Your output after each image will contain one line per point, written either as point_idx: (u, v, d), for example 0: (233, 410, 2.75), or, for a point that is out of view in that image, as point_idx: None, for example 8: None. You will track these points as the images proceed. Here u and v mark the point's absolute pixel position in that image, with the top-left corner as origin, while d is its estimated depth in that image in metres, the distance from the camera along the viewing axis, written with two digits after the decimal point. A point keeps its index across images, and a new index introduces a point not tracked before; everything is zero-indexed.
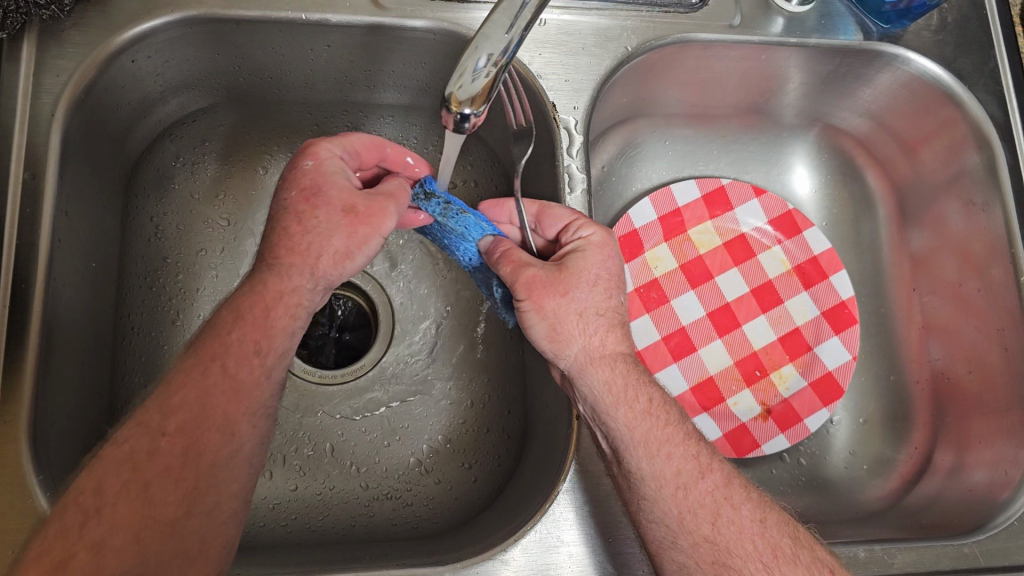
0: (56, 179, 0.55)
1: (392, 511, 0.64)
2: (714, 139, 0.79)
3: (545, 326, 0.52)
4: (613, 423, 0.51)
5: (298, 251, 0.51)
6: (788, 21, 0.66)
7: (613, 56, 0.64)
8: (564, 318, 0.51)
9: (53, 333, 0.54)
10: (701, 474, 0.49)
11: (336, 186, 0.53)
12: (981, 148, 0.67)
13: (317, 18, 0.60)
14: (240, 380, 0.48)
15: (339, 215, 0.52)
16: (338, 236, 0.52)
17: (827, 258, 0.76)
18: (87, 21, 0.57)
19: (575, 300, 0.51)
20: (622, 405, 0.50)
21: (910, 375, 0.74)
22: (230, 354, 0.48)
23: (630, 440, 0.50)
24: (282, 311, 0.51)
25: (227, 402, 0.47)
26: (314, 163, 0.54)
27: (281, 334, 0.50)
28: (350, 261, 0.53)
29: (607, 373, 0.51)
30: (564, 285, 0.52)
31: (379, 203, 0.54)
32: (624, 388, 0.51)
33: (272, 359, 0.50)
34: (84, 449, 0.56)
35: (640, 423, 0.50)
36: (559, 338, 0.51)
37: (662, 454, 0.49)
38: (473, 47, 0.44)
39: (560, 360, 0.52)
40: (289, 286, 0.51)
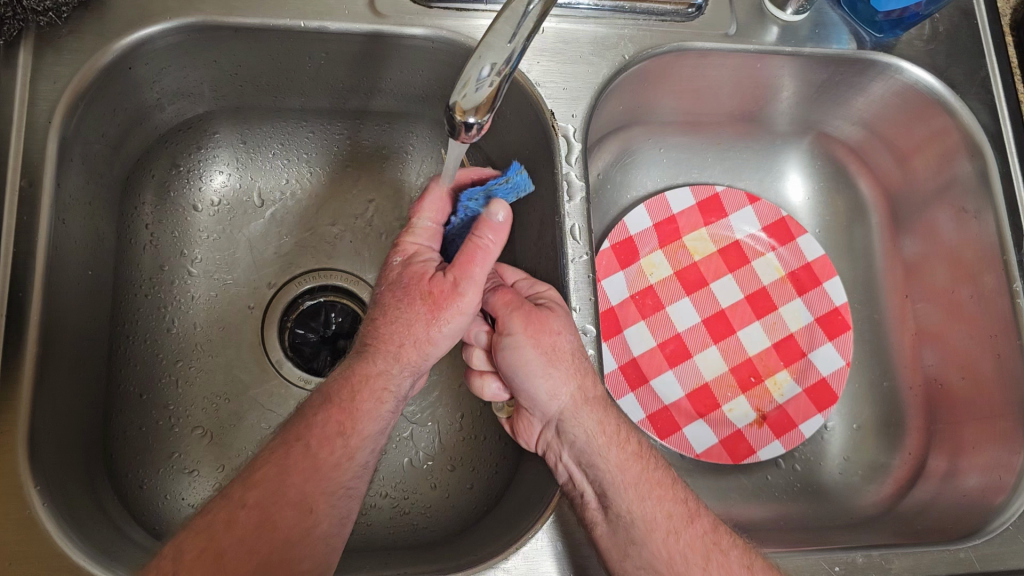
0: (53, 186, 0.54)
1: (391, 519, 0.64)
2: (708, 147, 0.79)
3: (541, 358, 0.53)
4: (604, 465, 0.52)
5: (382, 340, 0.51)
6: (783, 30, 0.67)
7: (610, 65, 0.64)
8: (561, 352, 0.53)
9: (51, 342, 0.53)
10: (689, 519, 0.51)
11: (417, 278, 0.52)
12: (973, 157, 0.67)
13: (316, 26, 0.60)
14: (320, 460, 0.48)
15: (419, 304, 0.51)
16: (416, 327, 0.51)
17: (820, 264, 0.77)
18: (84, 28, 0.57)
19: (568, 340, 0.54)
20: (615, 445, 0.53)
21: (904, 381, 0.74)
22: (315, 435, 0.49)
23: (621, 482, 0.51)
24: (366, 395, 0.51)
25: (305, 480, 0.48)
26: (403, 261, 0.54)
27: (366, 419, 0.50)
28: (432, 345, 0.51)
29: (597, 416, 0.53)
30: (557, 323, 0.54)
31: (451, 282, 0.51)
32: (614, 430, 0.53)
33: (355, 441, 0.50)
34: (81, 459, 0.55)
35: (630, 464, 0.52)
36: (554, 375, 0.53)
37: (653, 497, 0.51)
38: (476, 56, 0.44)
39: (551, 398, 0.53)
40: (375, 370, 0.51)
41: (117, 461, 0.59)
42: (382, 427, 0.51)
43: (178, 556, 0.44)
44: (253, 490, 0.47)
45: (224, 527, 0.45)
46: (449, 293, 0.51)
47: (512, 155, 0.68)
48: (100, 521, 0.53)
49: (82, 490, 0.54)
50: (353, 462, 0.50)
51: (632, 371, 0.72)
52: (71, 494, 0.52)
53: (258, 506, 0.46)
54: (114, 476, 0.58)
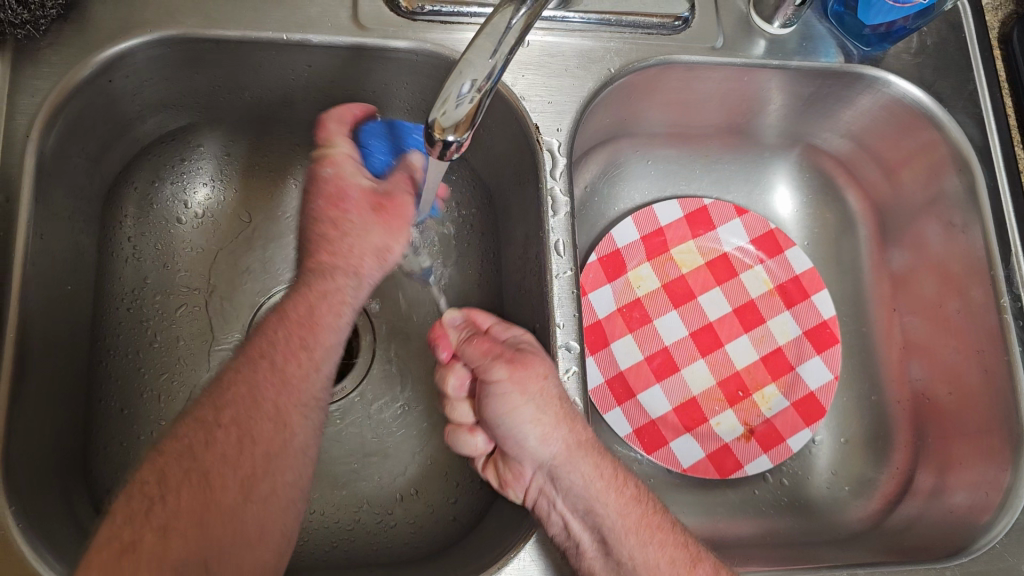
0: (30, 201, 0.54)
1: (374, 532, 0.63)
2: (696, 159, 0.79)
3: (532, 406, 0.52)
4: (602, 510, 0.52)
5: (339, 254, 0.56)
6: (770, 43, 0.67)
7: (596, 78, 0.64)
8: (550, 398, 0.52)
9: (26, 359, 0.52)
10: (691, 563, 0.51)
11: (353, 187, 0.58)
12: (961, 172, 0.67)
13: (298, 39, 0.59)
14: (288, 373, 0.51)
15: (370, 214, 0.58)
16: (374, 232, 0.57)
17: (808, 277, 0.76)
18: (63, 40, 0.57)
19: (556, 385, 0.53)
20: (612, 489, 0.52)
21: (892, 395, 0.74)
22: (280, 351, 0.51)
23: (620, 527, 0.51)
24: (326, 309, 0.54)
25: (278, 393, 0.50)
26: (334, 172, 0.58)
27: (326, 332, 0.53)
28: (388, 252, 0.58)
29: (591, 461, 0.53)
30: (542, 367, 0.53)
31: (399, 197, 0.59)
32: (609, 472, 0.53)
33: (319, 353, 0.53)
34: (57, 474, 0.55)
35: (629, 508, 0.52)
36: (546, 419, 0.52)
37: (654, 540, 0.51)
38: (457, 72, 0.44)
39: (544, 445, 0.52)
40: (333, 286, 0.55)
41: (97, 475, 0.59)
42: (341, 338, 0.54)
43: (162, 480, 0.45)
44: (224, 409, 0.48)
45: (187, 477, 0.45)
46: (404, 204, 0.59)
47: (498, 168, 0.68)
48: (76, 538, 0.52)
49: (57, 506, 0.53)
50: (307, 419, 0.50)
51: (619, 385, 0.72)
52: (46, 511, 0.51)
53: (234, 424, 0.48)
54: (93, 490, 0.57)
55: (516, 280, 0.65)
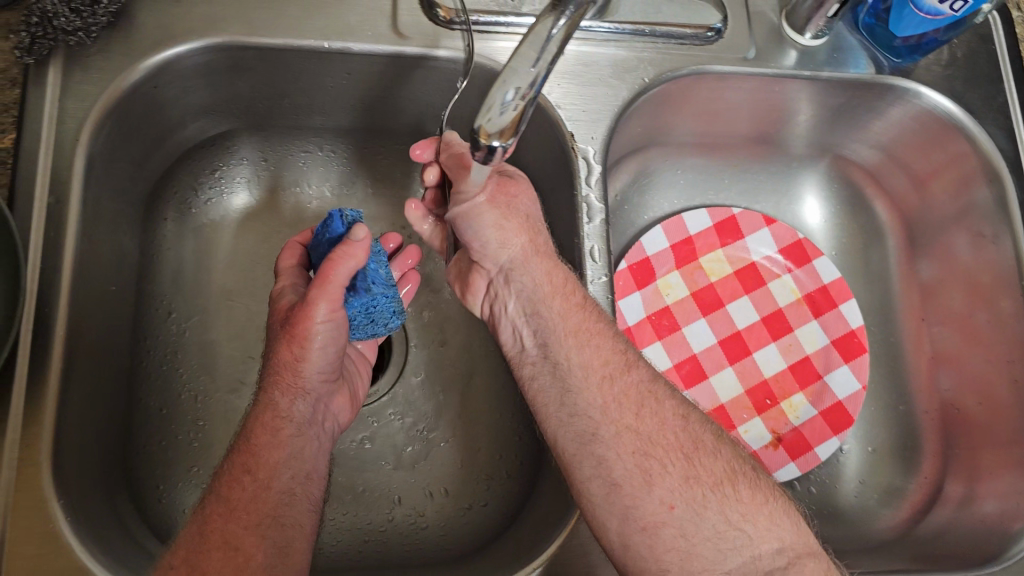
0: (80, 203, 0.55)
1: (405, 534, 0.64)
2: (725, 168, 0.79)
3: (495, 213, 0.59)
4: (547, 313, 0.57)
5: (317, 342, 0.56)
6: (801, 54, 0.67)
7: (630, 87, 0.65)
8: (515, 208, 0.59)
9: (74, 358, 0.54)
10: (627, 369, 0.55)
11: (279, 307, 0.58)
12: (991, 183, 0.68)
13: (339, 47, 0.61)
14: (233, 500, 0.49)
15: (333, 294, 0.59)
16: (283, 353, 0.56)
17: (836, 287, 0.77)
18: (113, 46, 0.58)
19: (525, 205, 0.60)
20: (559, 295, 0.57)
21: (921, 405, 0.74)
22: (222, 484, 0.50)
23: (561, 326, 0.56)
24: (263, 430, 0.53)
25: (226, 520, 0.48)
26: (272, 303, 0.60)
27: (271, 451, 0.52)
28: (302, 363, 0.56)
29: (544, 266, 0.58)
30: (516, 189, 0.60)
31: (304, 308, 0.55)
32: (572, 308, 0.57)
33: (264, 473, 0.51)
34: (101, 472, 0.56)
35: (573, 314, 0.56)
36: (506, 229, 0.59)
37: (591, 344, 0.56)
38: (501, 80, 0.45)
39: (504, 247, 0.59)
40: (271, 404, 0.54)
41: (138, 474, 0.60)
42: (291, 452, 0.53)
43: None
44: (178, 550, 0.47)
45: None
46: (336, 290, 0.55)
47: (531, 176, 0.69)
48: (119, 534, 0.53)
49: (101, 501, 0.54)
50: (273, 488, 0.51)
51: None
52: (91, 506, 0.53)
53: (183, 562, 0.47)
54: (133, 488, 0.58)
55: None
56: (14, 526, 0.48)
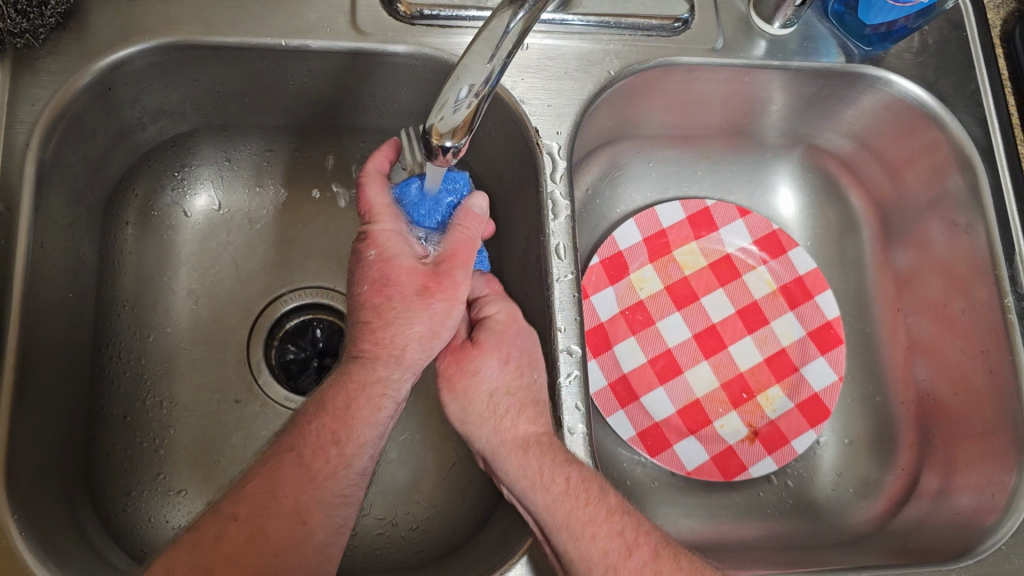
0: (31, 210, 0.54)
1: (373, 546, 0.63)
2: (698, 160, 0.78)
3: (456, 405, 0.55)
4: (534, 506, 0.51)
5: (382, 344, 0.52)
6: (770, 44, 0.66)
7: (596, 80, 0.64)
8: (473, 399, 0.55)
9: (27, 369, 0.52)
10: (627, 552, 0.49)
11: (404, 271, 0.53)
12: (964, 171, 0.67)
13: (297, 45, 0.59)
14: (315, 470, 0.49)
15: (414, 300, 0.52)
16: (418, 316, 0.52)
17: (812, 278, 0.76)
18: (63, 49, 0.57)
19: (485, 381, 0.55)
20: (539, 488, 0.50)
21: (896, 396, 0.73)
22: (309, 444, 0.50)
23: (552, 524, 0.50)
24: (364, 401, 0.51)
25: (299, 491, 0.48)
26: (380, 255, 0.54)
27: (362, 426, 0.51)
28: (437, 337, 0.53)
29: (517, 458, 0.52)
30: (475, 362, 0.55)
31: (449, 275, 0.53)
32: (540, 471, 0.51)
33: (351, 449, 0.50)
34: (61, 483, 0.55)
35: (561, 505, 0.50)
36: (470, 419, 0.55)
37: (586, 535, 0.49)
38: (455, 78, 0.44)
39: (474, 442, 0.55)
40: (375, 377, 0.51)
41: (101, 483, 0.59)
42: (381, 430, 0.52)
43: (168, 568, 0.44)
44: (242, 503, 0.47)
45: (213, 544, 0.45)
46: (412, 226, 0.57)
47: (498, 172, 0.68)
48: (80, 547, 0.52)
49: (62, 515, 0.53)
50: (351, 469, 0.50)
51: (622, 388, 0.72)
52: (48, 521, 0.51)
53: (248, 519, 0.46)
54: (95, 496, 0.58)
55: (518, 284, 0.65)
56: None
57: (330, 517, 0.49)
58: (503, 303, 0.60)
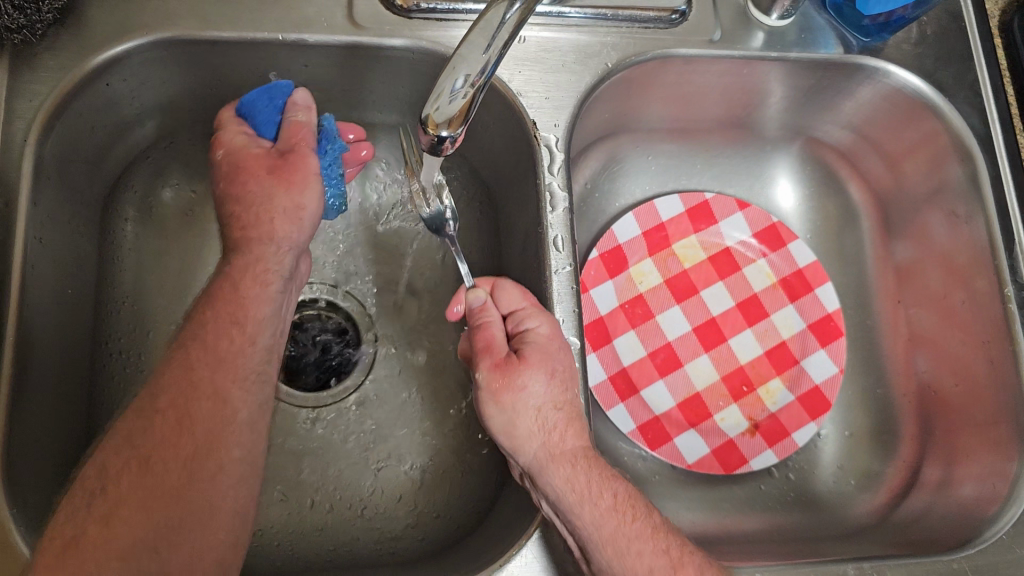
0: (30, 206, 0.54)
1: (373, 542, 0.62)
2: (697, 154, 0.78)
3: (502, 422, 0.52)
4: (579, 522, 0.49)
5: (252, 225, 0.54)
6: (769, 35, 0.66)
7: (593, 73, 0.64)
8: (521, 413, 0.52)
9: (26, 362, 0.53)
10: (673, 570, 0.47)
11: (251, 156, 0.56)
12: (963, 161, 0.66)
13: (293, 39, 0.59)
14: (222, 351, 0.49)
15: (264, 176, 0.55)
16: (276, 192, 0.55)
17: (812, 271, 0.76)
18: (60, 44, 0.57)
19: (533, 395, 0.52)
20: (586, 502, 0.49)
21: (897, 389, 0.73)
22: (207, 331, 0.50)
23: (597, 538, 0.49)
24: (250, 280, 0.53)
25: (214, 370, 0.48)
26: (228, 153, 0.57)
27: (256, 305, 0.52)
28: (301, 210, 0.56)
29: (564, 471, 0.50)
30: (523, 375, 0.52)
31: (297, 155, 0.56)
32: (586, 482, 0.50)
33: (251, 328, 0.51)
34: (60, 479, 0.55)
35: (607, 518, 0.49)
36: (516, 433, 0.52)
37: (632, 551, 0.48)
38: (451, 67, 0.44)
39: (518, 456, 0.52)
40: (255, 257, 0.54)
41: None
42: (274, 308, 0.53)
43: (98, 479, 0.44)
44: (163, 394, 0.47)
45: (141, 437, 0.45)
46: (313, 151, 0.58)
47: (496, 165, 0.68)
48: None
49: (59, 509, 0.53)
50: (256, 345, 0.51)
51: (623, 381, 0.72)
52: (47, 513, 0.51)
53: (173, 407, 0.46)
54: None
55: (516, 276, 0.65)
56: None
57: (251, 395, 0.49)
58: (540, 315, 0.56)
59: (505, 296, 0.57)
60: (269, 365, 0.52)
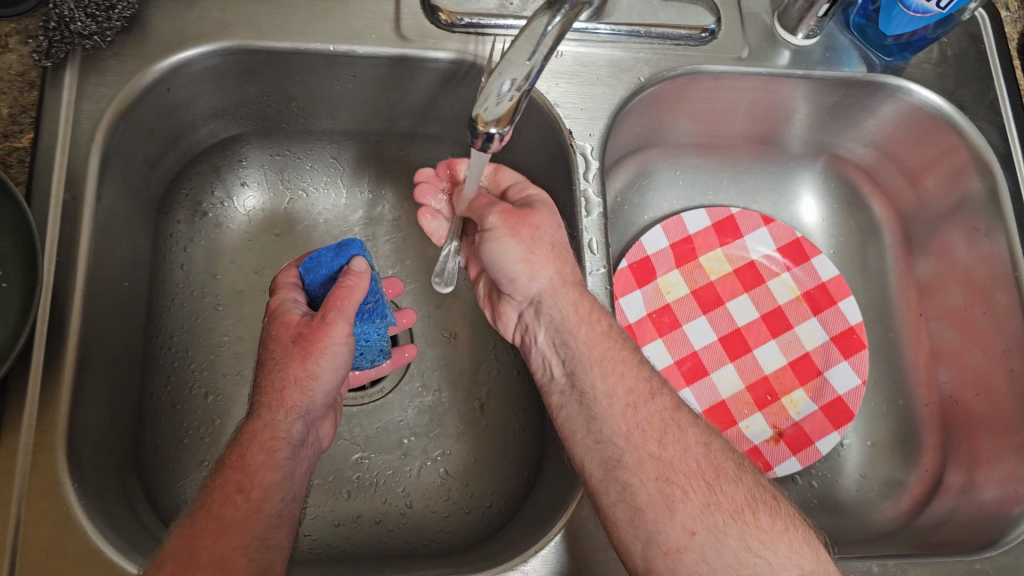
0: (94, 200, 0.57)
1: (408, 535, 0.64)
2: (724, 169, 0.81)
3: (520, 252, 0.58)
4: (576, 341, 0.57)
5: (269, 394, 0.54)
6: (794, 54, 0.69)
7: (627, 86, 0.67)
8: (538, 244, 0.59)
9: (89, 347, 0.55)
10: (651, 395, 0.55)
11: (286, 324, 0.57)
12: (983, 175, 0.69)
13: (344, 50, 0.63)
14: (226, 518, 0.48)
15: (290, 346, 0.56)
16: (293, 367, 0.55)
17: (835, 284, 0.78)
18: (126, 51, 0.60)
19: (548, 235, 0.59)
20: (586, 325, 0.57)
21: (919, 399, 0.75)
22: (215, 497, 0.49)
23: (589, 357, 0.57)
24: (257, 450, 0.52)
25: (217, 538, 0.47)
26: (273, 315, 0.59)
27: (264, 470, 0.51)
28: (311, 379, 0.55)
29: (574, 297, 0.57)
30: (535, 219, 0.60)
31: (324, 322, 0.56)
32: (588, 311, 0.57)
33: (258, 494, 0.50)
34: (115, 463, 0.57)
35: (598, 344, 0.57)
36: (534, 262, 0.58)
37: (615, 373, 0.56)
38: (497, 72, 0.47)
39: (532, 282, 0.59)
40: (262, 423, 0.53)
41: (150, 467, 0.61)
42: (282, 474, 0.52)
43: None
44: (163, 566, 0.45)
45: None
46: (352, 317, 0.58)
47: (532, 174, 0.71)
48: (130, 519, 0.54)
49: (115, 490, 0.55)
50: (263, 512, 0.49)
51: None
52: (103, 493, 0.54)
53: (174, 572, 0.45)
54: (145, 478, 0.60)
55: None
56: (28, 510, 0.50)
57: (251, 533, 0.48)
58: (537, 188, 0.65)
59: (509, 172, 0.66)
60: (280, 531, 0.50)
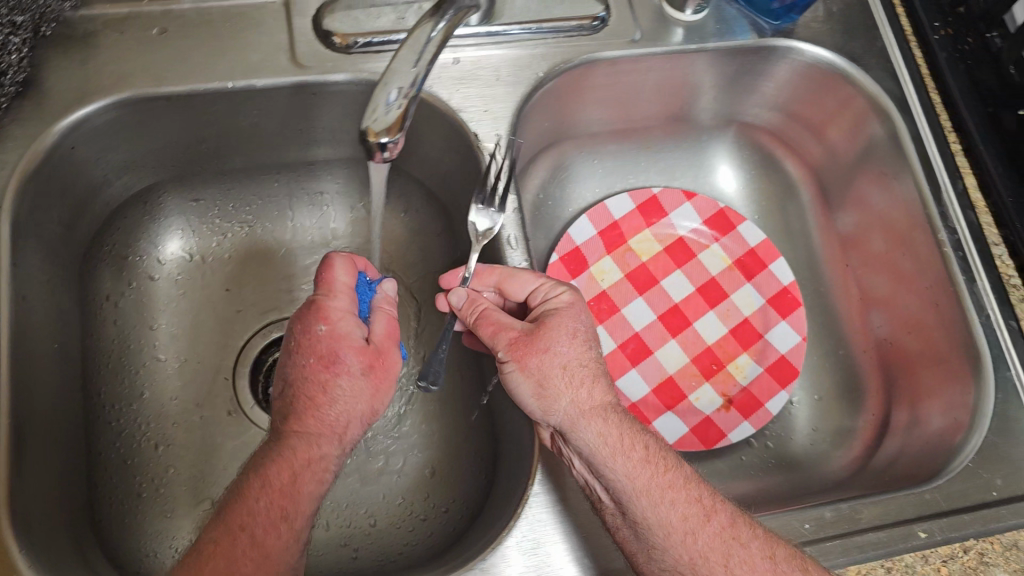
0: (10, 265, 0.57)
1: (376, 553, 0.64)
2: (639, 152, 0.83)
3: (531, 384, 0.53)
4: (612, 474, 0.51)
5: (327, 424, 0.52)
6: (687, 30, 0.71)
7: (527, 83, 0.68)
8: (550, 374, 0.53)
9: (24, 410, 0.55)
10: (706, 517, 0.51)
11: (351, 350, 0.54)
12: (882, 119, 0.71)
13: (243, 85, 0.63)
14: (269, 548, 0.47)
15: (364, 378, 0.53)
16: (365, 401, 0.54)
17: (763, 248, 0.80)
18: (24, 114, 0.60)
19: (559, 355, 0.54)
20: (620, 455, 0.51)
21: (857, 347, 0.77)
22: (259, 523, 0.47)
23: (631, 490, 0.51)
24: (310, 476, 0.50)
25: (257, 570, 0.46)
26: (329, 331, 0.54)
27: (309, 497, 0.49)
28: (374, 414, 0.54)
29: (599, 427, 0.52)
30: (543, 341, 0.54)
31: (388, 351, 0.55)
32: (619, 438, 0.52)
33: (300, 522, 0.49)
34: (68, 525, 0.56)
35: (640, 471, 0.51)
36: (548, 395, 0.53)
37: (666, 501, 0.50)
38: (383, 83, 0.48)
39: (549, 416, 0.53)
40: (319, 454, 0.51)
41: (106, 525, 0.60)
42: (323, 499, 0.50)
43: None
44: None
45: None
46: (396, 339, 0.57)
47: (449, 183, 0.72)
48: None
49: (70, 553, 0.55)
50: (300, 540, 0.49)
51: None
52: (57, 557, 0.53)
53: None
54: (101, 536, 0.59)
55: None
56: None
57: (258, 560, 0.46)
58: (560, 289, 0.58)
59: (529, 276, 0.59)
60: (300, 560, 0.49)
